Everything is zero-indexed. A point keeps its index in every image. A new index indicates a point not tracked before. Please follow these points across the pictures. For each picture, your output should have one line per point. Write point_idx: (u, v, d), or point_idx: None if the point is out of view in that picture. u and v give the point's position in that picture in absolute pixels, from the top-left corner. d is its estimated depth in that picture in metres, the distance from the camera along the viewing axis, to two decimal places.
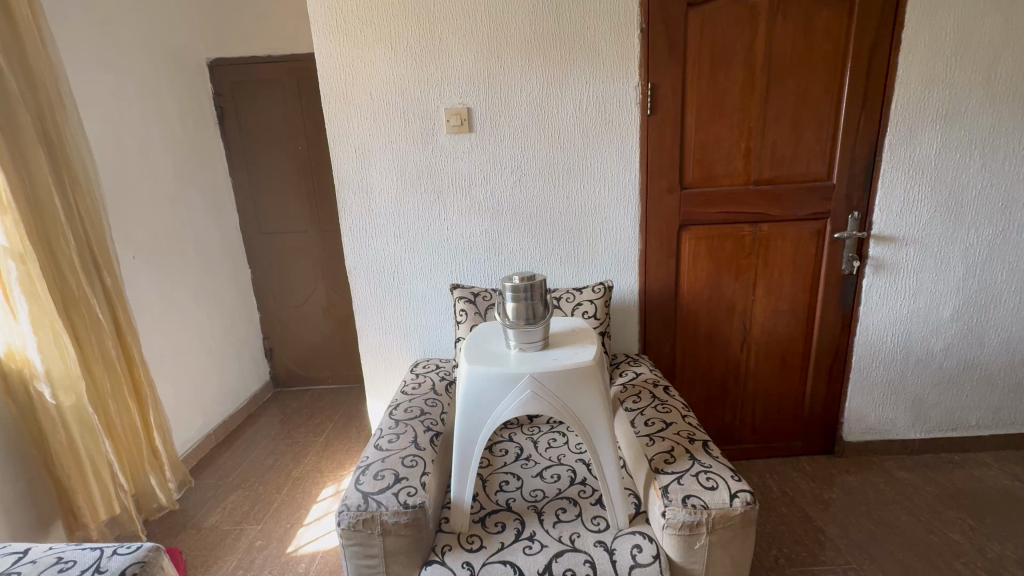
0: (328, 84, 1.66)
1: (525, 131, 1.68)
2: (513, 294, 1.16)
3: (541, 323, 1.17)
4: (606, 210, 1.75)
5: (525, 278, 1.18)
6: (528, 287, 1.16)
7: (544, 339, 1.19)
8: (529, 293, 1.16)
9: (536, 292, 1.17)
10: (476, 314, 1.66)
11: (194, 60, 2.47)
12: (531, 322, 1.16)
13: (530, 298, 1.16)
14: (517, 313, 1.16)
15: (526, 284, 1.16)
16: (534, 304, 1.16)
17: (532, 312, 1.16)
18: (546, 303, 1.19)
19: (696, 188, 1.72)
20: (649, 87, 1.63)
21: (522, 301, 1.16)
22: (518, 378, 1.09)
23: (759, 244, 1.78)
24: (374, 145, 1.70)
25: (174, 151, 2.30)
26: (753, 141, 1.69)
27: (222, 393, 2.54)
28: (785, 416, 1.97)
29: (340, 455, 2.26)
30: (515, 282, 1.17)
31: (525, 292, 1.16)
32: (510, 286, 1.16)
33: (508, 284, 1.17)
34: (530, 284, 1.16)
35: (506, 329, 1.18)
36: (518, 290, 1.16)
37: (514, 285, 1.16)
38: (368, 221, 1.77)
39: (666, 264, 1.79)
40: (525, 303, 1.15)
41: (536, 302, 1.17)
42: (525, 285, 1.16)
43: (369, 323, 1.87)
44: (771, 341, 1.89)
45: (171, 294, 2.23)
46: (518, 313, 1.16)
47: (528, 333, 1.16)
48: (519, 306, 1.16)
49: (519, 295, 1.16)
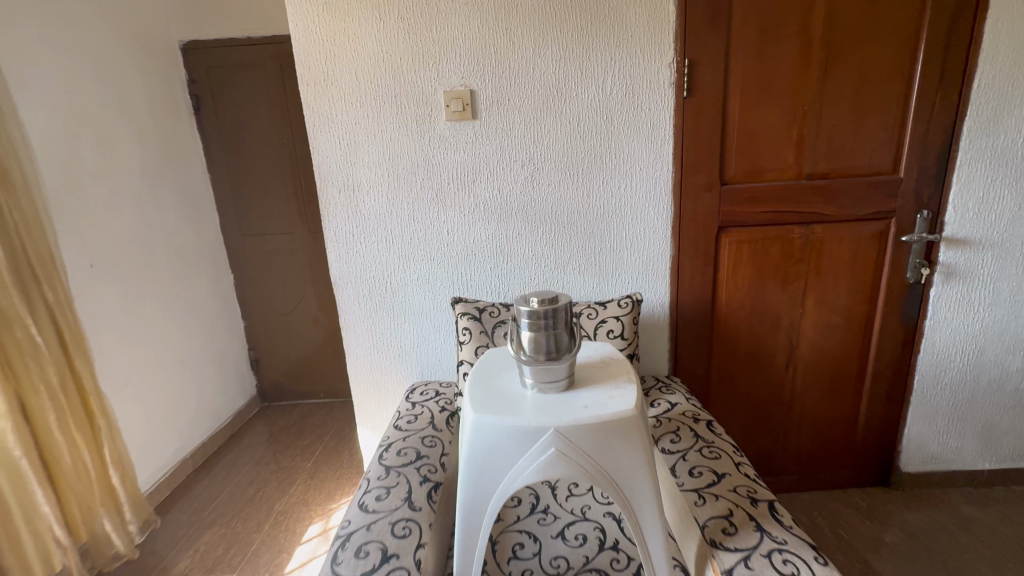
0: (307, 64, 1.41)
1: (538, 118, 1.43)
2: (529, 321, 0.91)
3: (566, 358, 0.92)
4: (633, 209, 1.49)
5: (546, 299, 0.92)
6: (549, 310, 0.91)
7: (570, 376, 0.94)
8: (550, 318, 0.91)
9: (560, 315, 0.92)
10: (481, 333, 1.42)
11: (165, 43, 2.21)
12: (553, 357, 0.91)
13: (551, 324, 0.91)
14: (535, 345, 0.91)
15: (548, 305, 0.91)
16: (557, 333, 0.92)
17: (553, 343, 0.91)
18: (571, 331, 0.94)
19: (738, 184, 1.47)
20: (686, 64, 1.37)
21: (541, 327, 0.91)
22: (539, 432, 0.85)
23: (810, 249, 1.53)
24: (361, 135, 1.45)
25: (142, 145, 2.05)
26: (808, 127, 1.43)
27: (202, 413, 2.31)
28: (834, 443, 1.73)
29: (329, 484, 2.02)
30: (533, 303, 0.92)
31: (545, 317, 0.91)
32: (526, 308, 0.91)
33: (524, 306, 0.92)
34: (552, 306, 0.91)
35: (520, 363, 0.94)
36: (536, 315, 0.91)
37: (533, 307, 0.91)
38: (355, 225, 1.53)
39: (702, 272, 1.54)
40: (545, 332, 0.91)
41: (559, 330, 0.92)
42: (547, 307, 0.91)
43: (359, 341, 1.63)
44: (821, 360, 1.64)
45: (140, 305, 1.99)
46: (535, 343, 0.92)
47: (550, 369, 0.91)
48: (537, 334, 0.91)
49: (537, 322, 0.91)
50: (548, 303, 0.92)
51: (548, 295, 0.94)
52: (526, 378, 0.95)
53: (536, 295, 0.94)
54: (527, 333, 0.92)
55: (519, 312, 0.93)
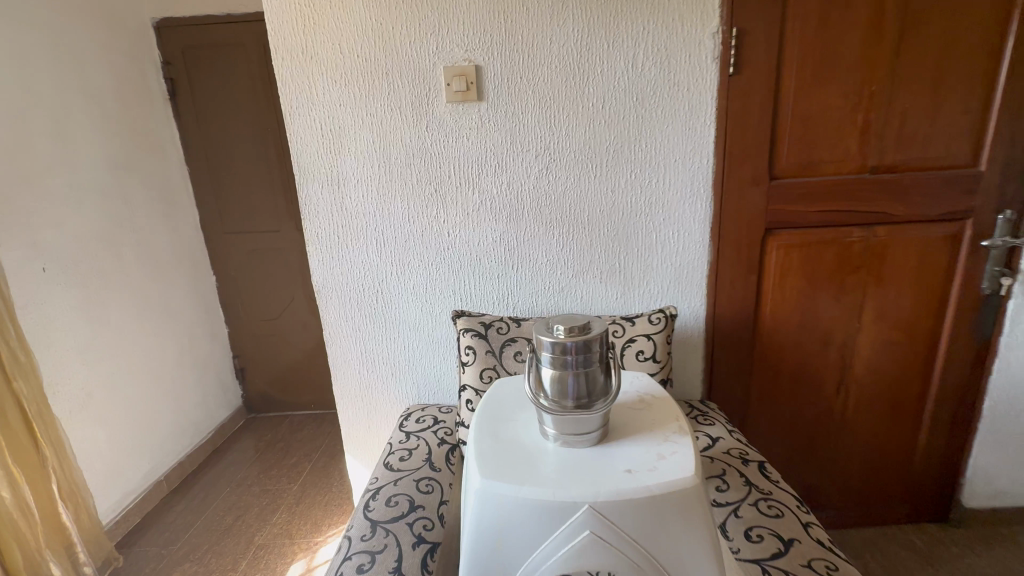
0: (282, 34, 1.19)
1: (556, 100, 1.21)
2: (553, 356, 0.70)
3: (601, 404, 0.70)
4: (666, 208, 1.27)
5: (577, 326, 0.70)
6: (581, 342, 0.69)
7: (603, 425, 0.73)
8: (581, 352, 0.69)
9: (594, 347, 0.70)
10: (487, 353, 1.21)
11: (135, 19, 1.98)
12: (585, 403, 0.70)
13: (581, 360, 0.70)
14: (561, 387, 0.70)
15: (579, 337, 0.69)
16: (589, 372, 0.70)
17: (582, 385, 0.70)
18: (607, 367, 0.73)
19: (790, 179, 1.25)
20: (734, 34, 1.15)
21: (569, 364, 0.70)
22: (570, 509, 0.63)
23: (870, 255, 1.31)
24: (347, 120, 1.24)
25: (109, 133, 1.83)
26: (875, 111, 1.20)
27: (178, 430, 2.10)
28: (889, 475, 1.52)
29: (317, 511, 1.82)
30: (560, 333, 0.70)
31: (575, 351, 0.69)
32: (550, 340, 0.70)
33: (546, 336, 0.71)
34: (585, 338, 0.69)
35: (539, 409, 0.72)
36: (562, 349, 0.69)
37: (559, 338, 0.69)
38: (341, 225, 1.31)
39: (743, 282, 1.32)
40: (574, 371, 0.70)
41: (591, 368, 0.70)
42: (578, 338, 0.69)
43: (346, 359, 1.42)
44: (877, 382, 1.43)
45: (105, 312, 1.78)
46: (560, 384, 0.70)
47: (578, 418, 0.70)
48: (564, 372, 0.70)
49: (565, 357, 0.70)
50: (578, 332, 0.70)
51: (578, 321, 0.72)
52: (545, 427, 0.73)
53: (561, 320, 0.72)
54: (549, 371, 0.71)
55: (540, 343, 0.71)
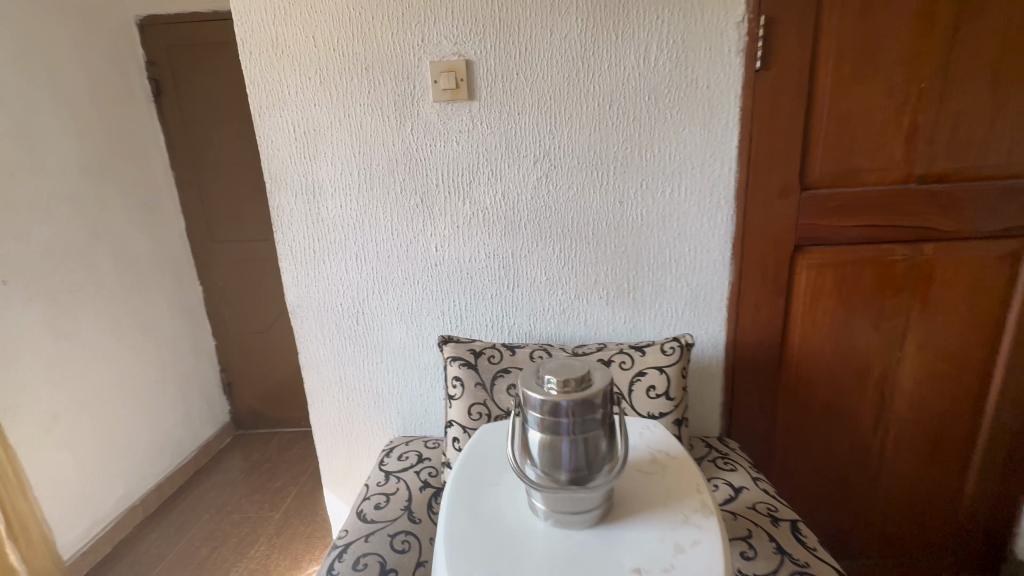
0: (249, 24, 1.06)
1: (557, 99, 1.07)
2: (542, 418, 0.56)
3: (602, 479, 0.56)
4: (682, 221, 1.12)
5: (572, 379, 0.56)
6: (578, 402, 0.54)
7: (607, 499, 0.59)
8: (578, 414, 0.55)
9: (596, 406, 0.56)
10: (476, 386, 1.06)
11: (115, 16, 1.88)
12: (582, 478, 0.56)
13: (579, 424, 0.55)
14: (551, 456, 0.56)
15: (575, 394, 0.54)
16: (589, 437, 0.56)
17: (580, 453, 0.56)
18: (612, 430, 0.58)
19: (824, 189, 1.09)
20: (762, 23, 1.00)
21: (563, 427, 0.55)
22: None
23: (916, 275, 1.15)
24: (322, 121, 1.10)
25: (82, 138, 1.73)
26: (924, 111, 1.05)
27: (158, 450, 1.98)
28: (932, 522, 1.34)
29: (298, 544, 1.69)
30: (551, 387, 0.56)
31: (571, 413, 0.55)
32: (538, 398, 0.55)
33: (534, 392, 0.56)
34: (583, 397, 0.54)
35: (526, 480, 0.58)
36: (555, 409, 0.55)
37: (550, 396, 0.55)
38: (317, 238, 1.18)
39: (769, 305, 1.16)
40: (568, 438, 0.55)
41: (591, 431, 0.56)
42: (574, 396, 0.54)
43: (323, 385, 1.28)
44: (921, 420, 1.25)
45: (74, 326, 1.67)
46: (551, 452, 0.56)
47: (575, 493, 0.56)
48: (557, 438, 0.56)
49: (558, 419, 0.55)
50: (575, 387, 0.55)
51: (575, 371, 0.57)
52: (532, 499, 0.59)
53: (553, 370, 0.57)
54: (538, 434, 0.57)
55: (527, 400, 0.57)
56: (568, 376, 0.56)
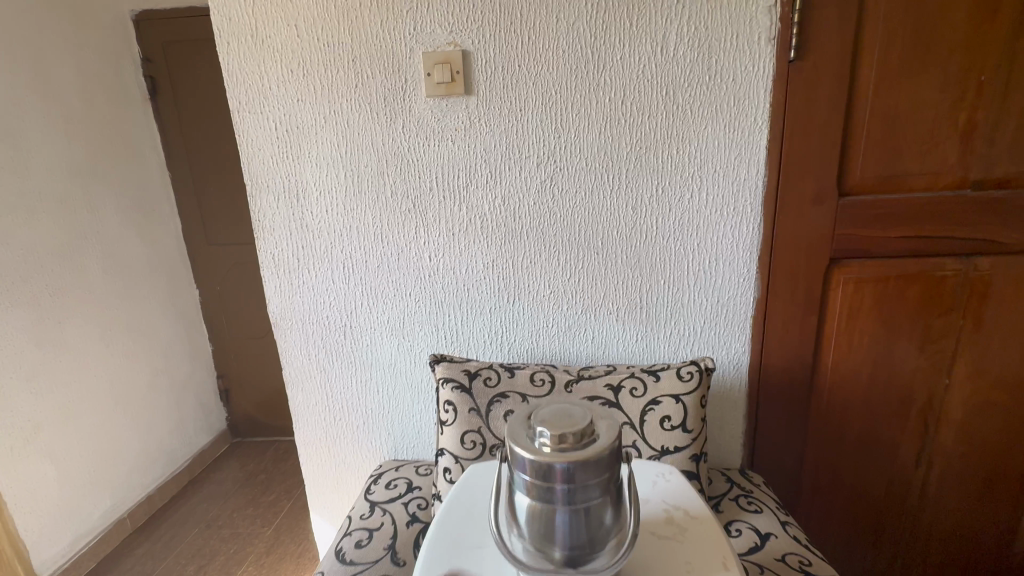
0: (227, 12, 0.97)
1: (563, 94, 0.96)
2: (532, 482, 0.45)
3: (603, 556, 0.47)
4: (702, 230, 1.00)
5: (571, 435, 0.45)
6: (578, 465, 0.43)
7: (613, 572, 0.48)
8: (578, 478, 0.44)
9: (601, 468, 0.45)
10: (470, 412, 0.96)
11: (109, 12, 1.81)
12: (577, 554, 0.46)
13: (578, 489, 0.44)
14: (541, 527, 0.46)
15: (574, 456, 0.43)
16: (590, 504, 0.45)
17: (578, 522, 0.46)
18: (618, 494, 0.48)
19: (865, 196, 0.97)
20: (797, 7, 0.88)
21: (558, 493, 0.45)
22: None
23: (968, 293, 1.01)
24: (307, 118, 1.01)
25: (72, 137, 1.67)
26: (983, 107, 0.92)
27: (149, 460, 1.92)
28: (980, 568, 1.20)
29: (287, 565, 1.59)
30: (544, 444, 0.45)
31: (568, 477, 0.44)
32: (527, 459, 0.45)
33: (523, 449, 0.45)
34: (584, 459, 0.43)
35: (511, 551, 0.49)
36: (548, 473, 0.44)
37: (543, 457, 0.44)
38: (301, 246, 1.08)
39: (799, 324, 1.04)
40: (563, 508, 0.45)
41: (593, 499, 0.45)
42: (572, 458, 0.43)
43: (309, 403, 1.19)
44: (969, 454, 1.12)
45: (61, 333, 1.61)
46: (544, 521, 0.46)
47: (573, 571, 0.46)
48: (551, 504, 0.45)
49: (552, 483, 0.45)
50: (574, 445, 0.44)
51: (575, 423, 0.46)
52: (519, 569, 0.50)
53: (546, 420, 0.46)
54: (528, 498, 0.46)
55: (514, 458, 0.46)
56: (565, 430, 0.45)
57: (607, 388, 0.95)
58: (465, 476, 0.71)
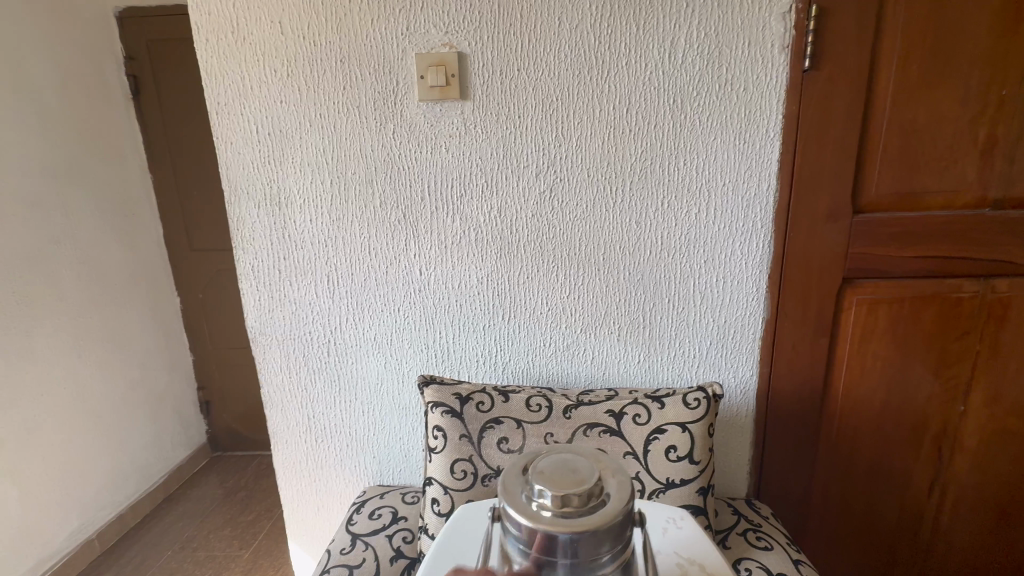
0: (206, 6, 0.90)
1: (565, 101, 0.90)
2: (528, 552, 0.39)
3: None
4: (710, 246, 0.95)
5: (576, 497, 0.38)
6: (583, 536, 0.37)
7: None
8: (582, 551, 0.38)
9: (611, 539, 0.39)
10: (460, 440, 0.89)
11: (90, 8, 1.73)
12: None
13: (584, 563, 0.38)
14: None
15: (580, 525, 0.37)
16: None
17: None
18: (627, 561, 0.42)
19: (881, 213, 0.92)
20: (813, 13, 0.83)
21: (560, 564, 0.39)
22: None
23: (986, 316, 0.97)
24: (290, 121, 0.95)
25: (47, 138, 1.59)
26: (1005, 122, 0.87)
27: (122, 477, 1.82)
28: None
29: None
30: (544, 507, 0.39)
31: (572, 549, 0.38)
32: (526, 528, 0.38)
33: (519, 512, 0.39)
34: (589, 530, 0.37)
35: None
36: (548, 543, 0.38)
37: (543, 525, 0.38)
38: (283, 258, 1.02)
39: (810, 347, 0.99)
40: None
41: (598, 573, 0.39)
42: (577, 528, 0.37)
43: (289, 425, 1.11)
44: (984, 483, 1.07)
45: (29, 343, 1.53)
46: None
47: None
48: None
49: (552, 553, 0.38)
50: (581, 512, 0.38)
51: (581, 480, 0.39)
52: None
53: (547, 477, 0.40)
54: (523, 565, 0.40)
55: (509, 520, 0.40)
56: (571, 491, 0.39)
57: (608, 414, 0.89)
58: (450, 524, 0.64)
